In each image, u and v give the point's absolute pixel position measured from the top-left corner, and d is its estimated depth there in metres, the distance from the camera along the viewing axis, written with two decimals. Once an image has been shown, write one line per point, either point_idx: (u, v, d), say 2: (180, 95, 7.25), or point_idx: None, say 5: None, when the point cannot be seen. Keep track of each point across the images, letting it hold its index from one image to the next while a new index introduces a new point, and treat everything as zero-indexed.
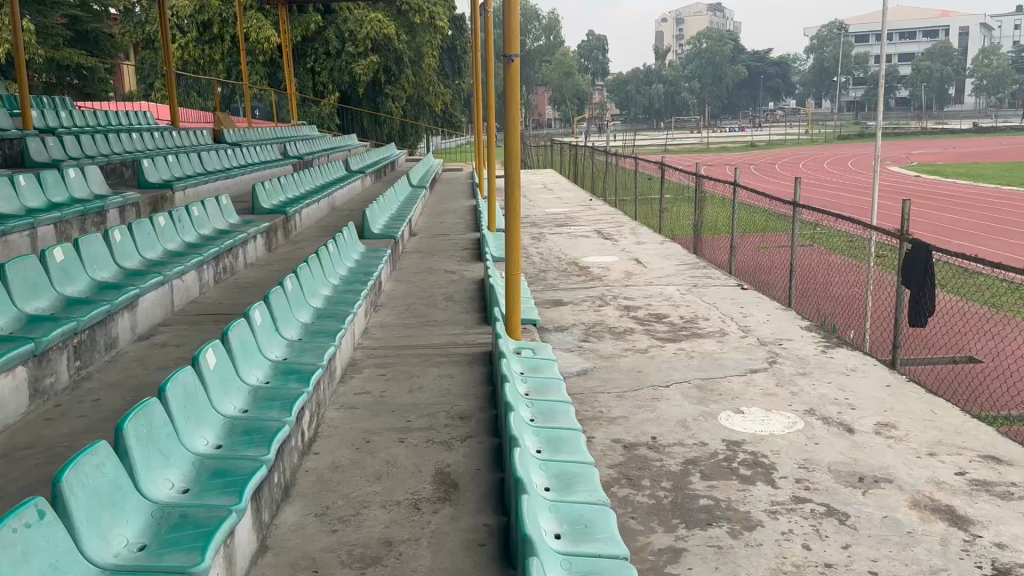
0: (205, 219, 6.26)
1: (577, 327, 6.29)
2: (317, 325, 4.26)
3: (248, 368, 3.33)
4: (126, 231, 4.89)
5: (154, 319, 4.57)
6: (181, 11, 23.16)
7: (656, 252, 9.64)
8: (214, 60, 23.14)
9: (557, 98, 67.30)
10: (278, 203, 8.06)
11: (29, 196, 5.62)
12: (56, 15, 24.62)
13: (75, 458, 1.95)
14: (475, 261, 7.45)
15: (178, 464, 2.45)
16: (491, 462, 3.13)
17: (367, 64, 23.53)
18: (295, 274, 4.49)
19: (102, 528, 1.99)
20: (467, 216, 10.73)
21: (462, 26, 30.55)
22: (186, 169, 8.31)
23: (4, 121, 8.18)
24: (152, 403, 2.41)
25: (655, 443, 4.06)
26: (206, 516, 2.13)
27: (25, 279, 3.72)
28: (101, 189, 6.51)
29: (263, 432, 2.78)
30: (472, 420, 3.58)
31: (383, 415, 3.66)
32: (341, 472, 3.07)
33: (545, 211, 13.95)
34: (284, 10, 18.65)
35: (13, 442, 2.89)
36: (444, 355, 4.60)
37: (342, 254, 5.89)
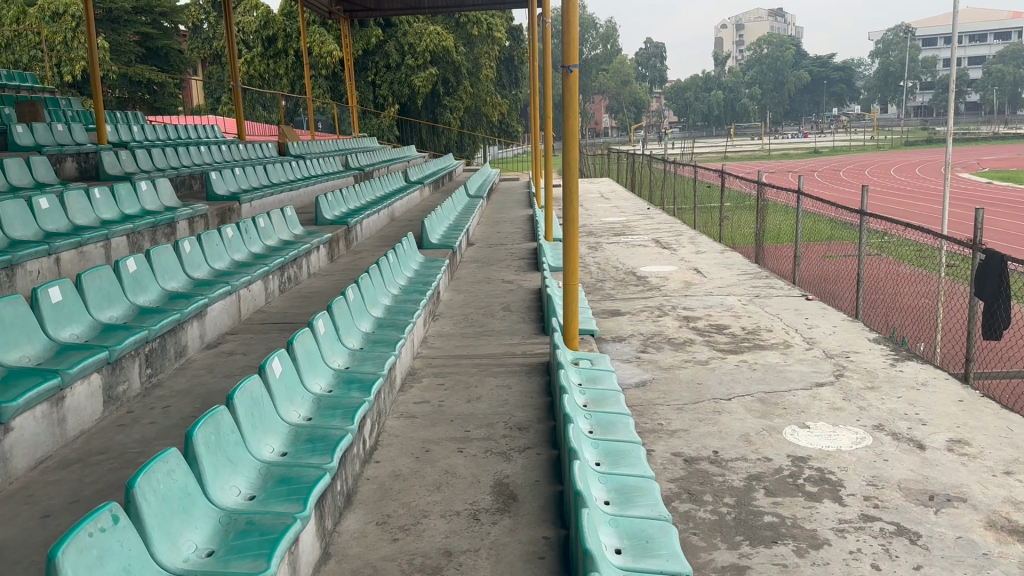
0: (271, 230, 6.40)
1: (634, 338, 6.23)
2: (378, 334, 4.32)
3: (311, 377, 3.38)
4: (196, 241, 5.04)
5: (222, 327, 4.69)
6: (247, 27, 23.82)
7: (716, 261, 9.50)
8: (278, 73, 23.69)
9: (614, 105, 67.15)
10: (340, 213, 8.21)
11: (104, 208, 5.82)
12: (128, 32, 25.44)
13: (147, 465, 2.00)
14: (532, 270, 7.45)
15: (244, 470, 2.49)
16: (550, 474, 3.12)
17: (425, 76, 23.94)
18: (356, 283, 4.56)
19: (172, 533, 2.04)
20: (524, 225, 10.75)
21: (519, 37, 30.57)
22: (251, 181, 8.51)
23: (80, 136, 8.51)
24: (220, 410, 2.47)
25: (717, 457, 3.99)
26: (272, 524, 2.17)
27: (99, 289, 3.85)
28: (172, 202, 6.71)
29: (326, 440, 2.82)
30: (531, 431, 3.57)
31: (442, 424, 3.68)
32: (401, 481, 3.09)
33: (603, 220, 13.91)
34: (346, 24, 18.98)
35: (88, 448, 2.98)
36: (503, 365, 4.60)
37: (401, 263, 5.96)
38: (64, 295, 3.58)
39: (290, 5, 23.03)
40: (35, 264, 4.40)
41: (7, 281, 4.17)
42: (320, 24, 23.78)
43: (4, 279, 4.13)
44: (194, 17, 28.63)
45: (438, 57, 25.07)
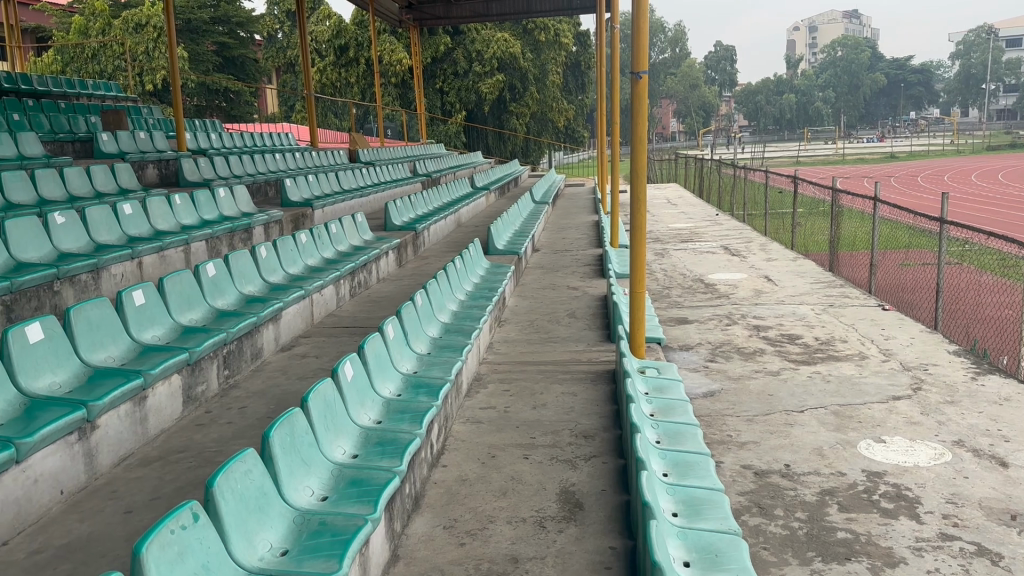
0: (342, 235, 6.53)
1: (703, 346, 6.14)
2: (445, 339, 4.36)
3: (381, 381, 3.44)
4: (271, 246, 5.19)
5: (295, 330, 4.80)
6: (319, 36, 24.36)
7: (789, 269, 9.30)
8: (349, 82, 24.24)
9: (682, 110, 66.41)
10: (408, 219, 8.32)
11: (184, 213, 6.03)
12: (206, 42, 26.32)
13: (226, 465, 2.07)
14: (598, 277, 7.43)
15: (317, 471, 2.55)
16: (617, 483, 3.10)
17: (493, 83, 24.16)
18: (424, 289, 4.61)
19: (248, 531, 2.10)
20: (590, 232, 10.71)
21: (586, 42, 30.41)
22: (323, 188, 8.70)
23: (161, 143, 8.82)
24: (295, 412, 2.53)
25: (788, 471, 3.91)
26: (344, 525, 2.22)
27: (180, 293, 4.00)
28: (249, 207, 6.92)
29: (396, 443, 2.87)
30: (597, 439, 3.56)
31: (507, 430, 3.69)
32: (468, 486, 3.11)
33: (670, 226, 13.77)
34: (415, 32, 19.24)
35: (169, 446, 3.09)
36: (569, 372, 4.59)
37: (468, 269, 6.02)
38: (147, 298, 3.72)
39: (362, 14, 23.50)
40: (119, 267, 4.59)
41: (92, 284, 4.36)
42: (390, 33, 24.18)
43: (89, 281, 4.33)
44: (269, 27, 29.40)
45: (506, 64, 25.24)
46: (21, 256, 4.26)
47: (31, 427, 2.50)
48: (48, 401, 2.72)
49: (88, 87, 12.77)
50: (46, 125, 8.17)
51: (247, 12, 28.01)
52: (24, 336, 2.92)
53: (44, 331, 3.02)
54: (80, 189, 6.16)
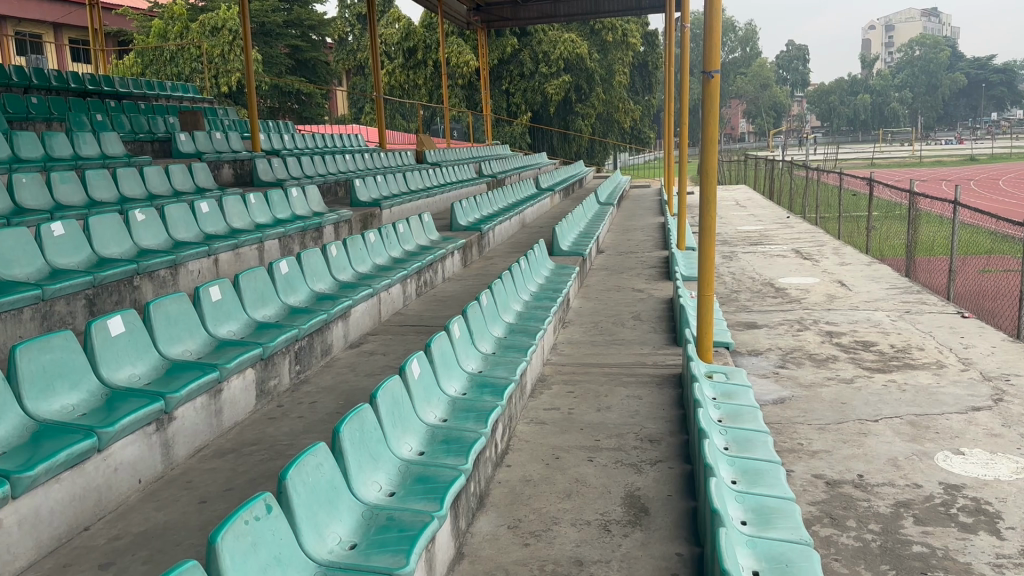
0: (409, 235, 6.60)
1: (772, 352, 6.02)
2: (509, 340, 4.37)
3: (447, 379, 3.47)
4: (341, 245, 5.28)
5: (363, 328, 4.88)
6: (388, 39, 24.73)
7: (863, 274, 9.04)
8: (417, 83, 24.60)
9: (751, 112, 65.21)
10: (473, 220, 8.37)
11: (258, 212, 6.18)
12: (279, 45, 26.97)
13: (298, 458, 2.11)
14: (664, 279, 7.34)
15: (385, 467, 2.59)
16: (684, 489, 3.05)
17: (559, 84, 24.20)
18: (490, 289, 4.63)
19: (318, 524, 2.14)
20: (656, 234, 10.61)
21: (654, 42, 30.04)
22: (391, 188, 8.81)
23: (236, 144, 9.07)
24: (365, 408, 2.57)
25: (862, 481, 3.80)
26: (411, 521, 2.24)
27: (255, 289, 4.10)
28: (320, 207, 7.06)
29: (461, 442, 2.89)
30: (662, 443, 3.52)
31: (572, 432, 3.68)
32: (532, 487, 3.11)
33: (739, 228, 13.55)
34: (483, 34, 19.35)
35: (242, 439, 3.17)
36: (634, 375, 4.55)
37: (532, 270, 6.03)
38: (223, 294, 3.83)
39: (430, 17, 23.79)
40: (196, 264, 4.73)
41: (171, 279, 4.51)
42: (458, 35, 24.39)
43: (168, 277, 4.47)
44: (340, 31, 29.94)
45: (573, 65, 25.21)
46: (104, 250, 4.44)
47: (113, 417, 2.60)
48: (129, 393, 2.82)
49: (167, 89, 13.22)
50: (128, 126, 8.49)
51: (319, 16, 28.60)
52: (106, 329, 3.03)
53: (125, 324, 3.13)
54: (159, 187, 6.38)
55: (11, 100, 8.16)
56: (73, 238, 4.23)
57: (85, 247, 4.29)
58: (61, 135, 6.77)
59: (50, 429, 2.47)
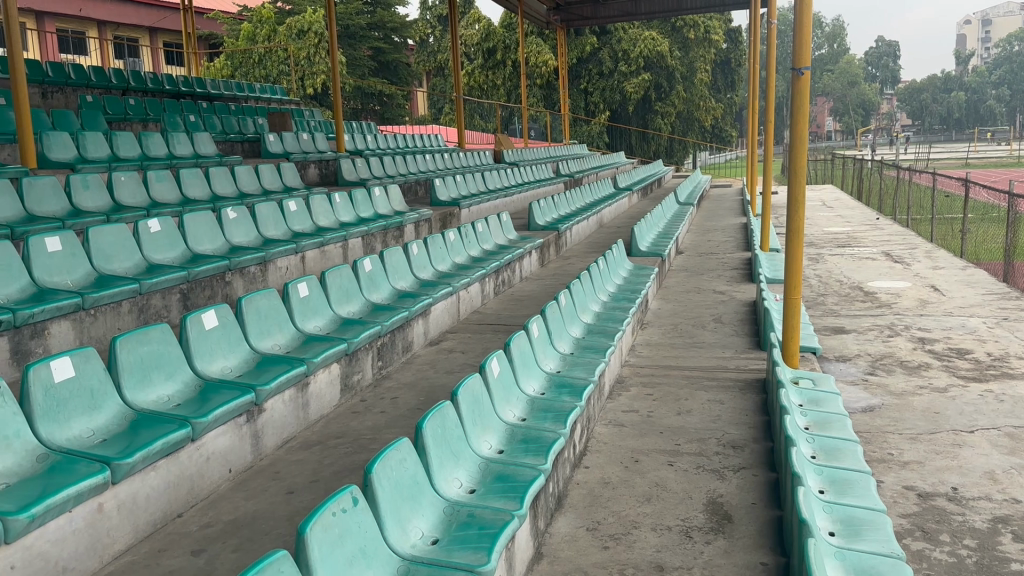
0: (488, 235, 6.64)
1: (861, 358, 5.82)
2: (588, 340, 4.34)
3: (526, 378, 3.47)
4: (422, 243, 5.34)
5: (443, 326, 4.93)
6: (468, 39, 24.98)
7: (958, 279, 8.66)
8: (496, 84, 24.83)
9: (838, 110, 63.15)
10: (551, 220, 8.36)
11: (342, 211, 6.31)
12: (363, 47, 27.55)
13: (382, 452, 2.14)
14: (746, 281, 7.18)
15: (465, 464, 2.60)
16: (768, 497, 2.97)
17: (639, 82, 24.08)
18: (568, 289, 4.61)
19: (401, 518, 2.16)
20: (738, 234, 10.39)
21: (737, 39, 29.38)
22: (470, 188, 8.87)
23: (322, 143, 9.29)
24: (446, 405, 2.58)
25: (956, 495, 3.63)
26: (492, 519, 2.25)
27: (339, 286, 4.18)
28: (401, 206, 7.16)
29: (540, 442, 2.88)
30: (746, 450, 3.43)
31: (651, 435, 3.63)
32: (611, 489, 3.08)
33: (825, 229, 13.16)
34: (563, 33, 19.33)
35: (327, 432, 3.24)
36: (715, 380, 4.45)
37: (611, 270, 5.97)
38: (310, 290, 3.91)
39: (510, 18, 23.97)
40: (284, 261, 4.86)
41: (260, 275, 4.65)
42: (538, 34, 24.49)
43: (257, 273, 4.61)
44: (421, 33, 30.36)
45: (653, 63, 24.98)
46: (197, 247, 4.59)
47: (205, 408, 2.68)
48: (221, 385, 2.92)
49: (255, 90, 13.63)
50: (219, 127, 8.79)
51: (402, 18, 29.05)
52: (201, 323, 3.14)
53: (219, 319, 3.23)
54: (249, 186, 6.57)
55: (111, 102, 8.57)
56: (168, 234, 4.40)
57: (180, 244, 4.46)
58: (157, 135, 7.04)
59: (148, 419, 2.57)
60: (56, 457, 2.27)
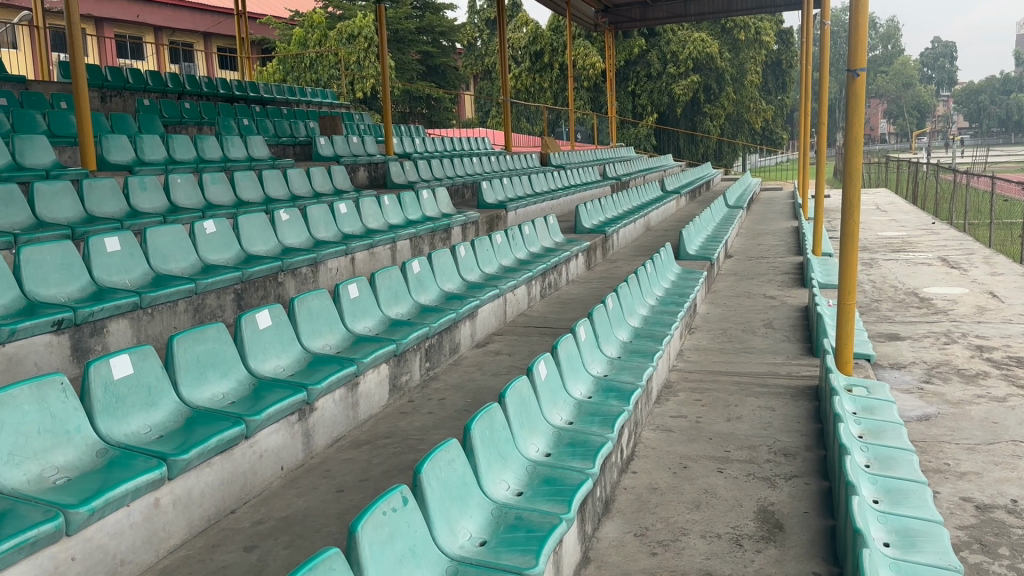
0: (534, 237, 6.64)
1: (916, 366, 5.68)
2: (635, 344, 4.31)
3: (573, 382, 3.45)
4: (469, 246, 5.36)
5: (490, 328, 4.94)
6: (515, 43, 25.05)
7: (1019, 285, 8.39)
8: (543, 87, 24.85)
9: (892, 111, 61.78)
10: (598, 222, 8.32)
11: (391, 213, 6.37)
12: (411, 52, 27.82)
13: (432, 453, 2.15)
14: (797, 286, 7.06)
15: (513, 467, 2.60)
16: (821, 506, 2.92)
17: (687, 84, 23.89)
18: (615, 292, 4.59)
19: (450, 519, 2.17)
20: (789, 238, 10.21)
21: (788, 40, 28.96)
22: (517, 191, 8.88)
23: (371, 146, 9.40)
24: (494, 407, 2.59)
25: (1016, 507, 3.51)
26: (540, 522, 2.24)
27: (388, 288, 4.21)
28: (449, 209, 7.19)
29: (587, 445, 2.86)
30: (798, 458, 3.37)
31: (700, 441, 3.58)
32: (659, 495, 3.05)
33: (879, 234, 12.87)
34: (611, 35, 19.25)
35: (376, 432, 3.27)
36: (766, 386, 4.38)
37: (659, 274, 5.91)
38: (360, 292, 3.95)
39: (558, 20, 23.96)
40: (334, 262, 4.92)
41: (311, 277, 4.71)
42: (586, 37, 24.51)
43: (309, 274, 4.68)
44: (469, 37, 30.54)
45: (702, 65, 24.76)
46: (251, 248, 4.68)
47: (259, 406, 2.72)
48: (274, 384, 2.96)
49: (307, 94, 13.84)
50: (272, 130, 8.95)
51: (451, 22, 29.25)
52: (255, 322, 3.19)
53: (272, 318, 3.28)
54: (301, 189, 6.67)
55: (167, 106, 8.77)
56: (223, 235, 4.49)
57: (234, 245, 4.54)
58: (212, 138, 7.19)
59: (203, 416, 2.62)
60: (115, 452, 2.32)
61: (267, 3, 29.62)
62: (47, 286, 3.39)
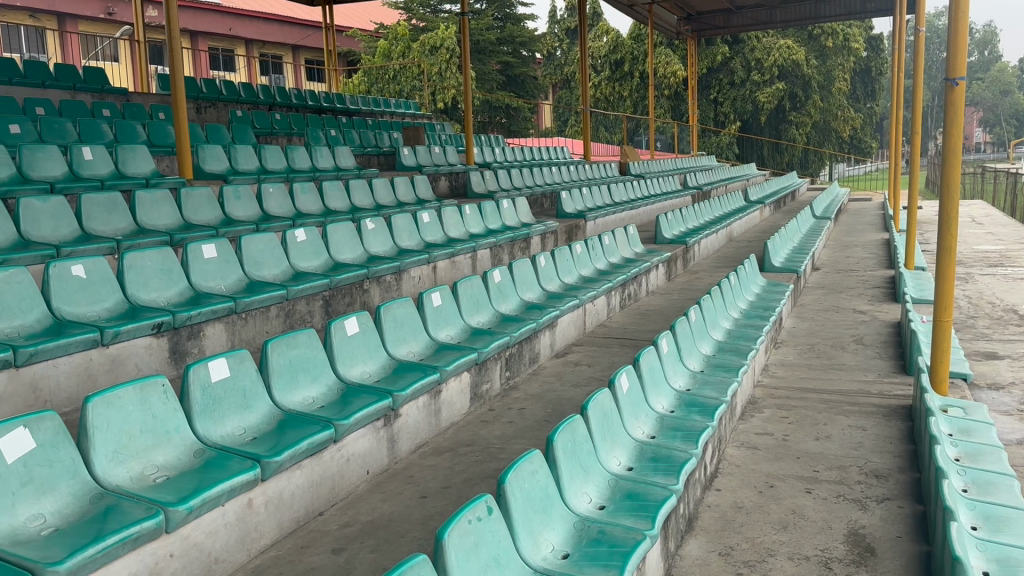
0: (614, 247, 6.61)
1: (1017, 387, 5.41)
2: (719, 358, 4.23)
3: (655, 395, 3.41)
4: (549, 256, 5.37)
5: (570, 338, 4.93)
6: (595, 52, 25.07)
7: None
8: (623, 96, 24.77)
9: (989, 119, 59.13)
10: (679, 233, 8.22)
11: (472, 222, 6.42)
12: (492, 62, 28.16)
13: (516, 463, 2.15)
14: (888, 301, 6.82)
15: (596, 480, 2.58)
16: (915, 531, 2.81)
17: (772, 92, 23.50)
18: (698, 305, 4.52)
19: (533, 531, 2.17)
20: (880, 251, 9.88)
21: (879, 46, 28.13)
22: (596, 201, 8.86)
23: (452, 156, 9.53)
24: (577, 420, 2.58)
25: None
26: (623, 538, 2.23)
27: (470, 297, 4.25)
28: (528, 219, 7.23)
29: (670, 461, 2.82)
30: (890, 480, 3.25)
31: (787, 460, 3.49)
32: (744, 514, 2.98)
33: (976, 248, 12.32)
34: (694, 43, 19.03)
35: (457, 439, 3.30)
36: (856, 405, 4.24)
37: (742, 286, 5.79)
38: (443, 300, 4.00)
39: (639, 28, 23.86)
40: (417, 270, 5.00)
41: (395, 284, 4.80)
42: (668, 45, 24.36)
43: (393, 282, 4.76)
44: (549, 46, 30.64)
45: (787, 72, 24.27)
46: (339, 256, 4.80)
47: (347, 411, 2.79)
48: (361, 389, 3.02)
49: (390, 105, 14.12)
50: (357, 141, 9.16)
51: (532, 32, 29.45)
52: (343, 329, 3.27)
53: (360, 325, 3.35)
54: (385, 198, 6.80)
55: (259, 117, 9.08)
56: (313, 243, 4.61)
57: (323, 253, 4.67)
58: (301, 148, 7.40)
59: (294, 420, 2.70)
60: (211, 454, 2.41)
61: (352, 16, 30.40)
62: (148, 290, 3.55)
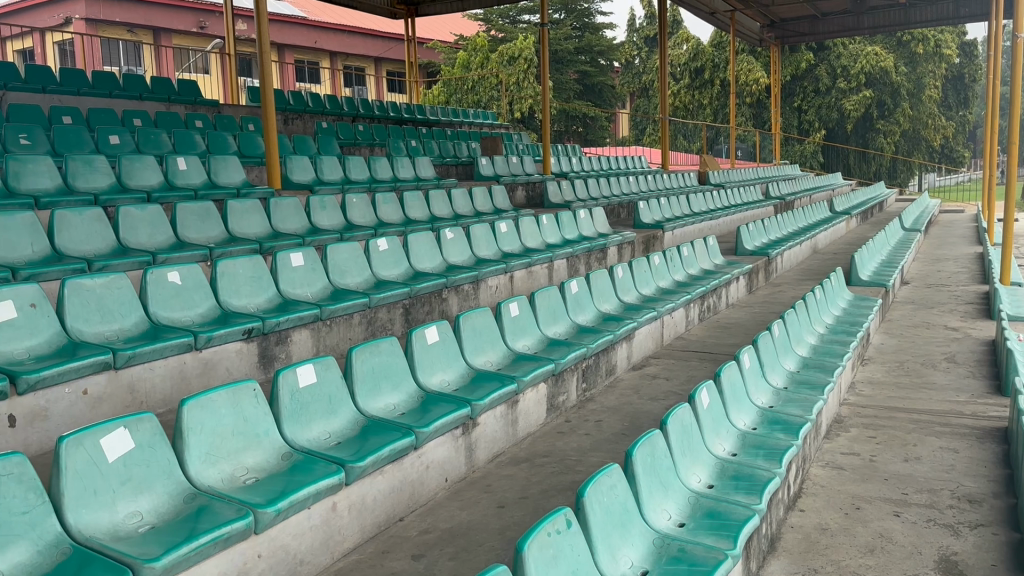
0: (693, 258, 6.53)
1: None
2: (803, 375, 4.14)
3: (736, 412, 3.36)
4: (627, 267, 5.35)
5: (647, 350, 4.89)
6: (675, 60, 24.83)
7: None
8: (702, 104, 24.49)
9: None
10: (760, 244, 8.06)
11: (550, 232, 6.45)
12: (570, 72, 28.69)
13: (595, 476, 2.16)
14: (983, 318, 6.53)
15: (675, 497, 2.56)
16: (1012, 561, 2.69)
17: (858, 99, 23.02)
18: (781, 320, 4.43)
19: (612, 545, 2.16)
20: (973, 265, 9.47)
21: (972, 52, 27.08)
22: (675, 211, 8.77)
23: (529, 165, 9.59)
24: (656, 435, 2.56)
25: None
26: (704, 557, 2.21)
27: (548, 307, 4.27)
28: (605, 229, 7.21)
29: (752, 480, 2.77)
30: (984, 506, 3.12)
31: (873, 481, 3.39)
32: (829, 536, 2.90)
33: None
34: (777, 49, 18.69)
35: (534, 450, 3.32)
36: (948, 426, 4.08)
37: (828, 300, 5.65)
38: (521, 311, 4.03)
39: (720, 36, 23.53)
40: (494, 280, 5.05)
41: (473, 293, 4.86)
42: (749, 52, 23.92)
43: (471, 291, 4.82)
44: (627, 54, 30.45)
45: (874, 79, 23.67)
46: (419, 265, 4.89)
47: (427, 418, 2.84)
48: (441, 398, 3.08)
49: (468, 116, 14.29)
50: (437, 151, 9.32)
51: (610, 41, 29.42)
52: (424, 337, 3.33)
53: (440, 334, 3.41)
54: (464, 208, 6.89)
55: (343, 129, 9.34)
56: (394, 252, 4.71)
57: (404, 262, 4.76)
58: (383, 159, 7.58)
59: (377, 426, 2.77)
60: (299, 457, 2.49)
61: (432, 27, 30.89)
62: (239, 296, 3.69)
